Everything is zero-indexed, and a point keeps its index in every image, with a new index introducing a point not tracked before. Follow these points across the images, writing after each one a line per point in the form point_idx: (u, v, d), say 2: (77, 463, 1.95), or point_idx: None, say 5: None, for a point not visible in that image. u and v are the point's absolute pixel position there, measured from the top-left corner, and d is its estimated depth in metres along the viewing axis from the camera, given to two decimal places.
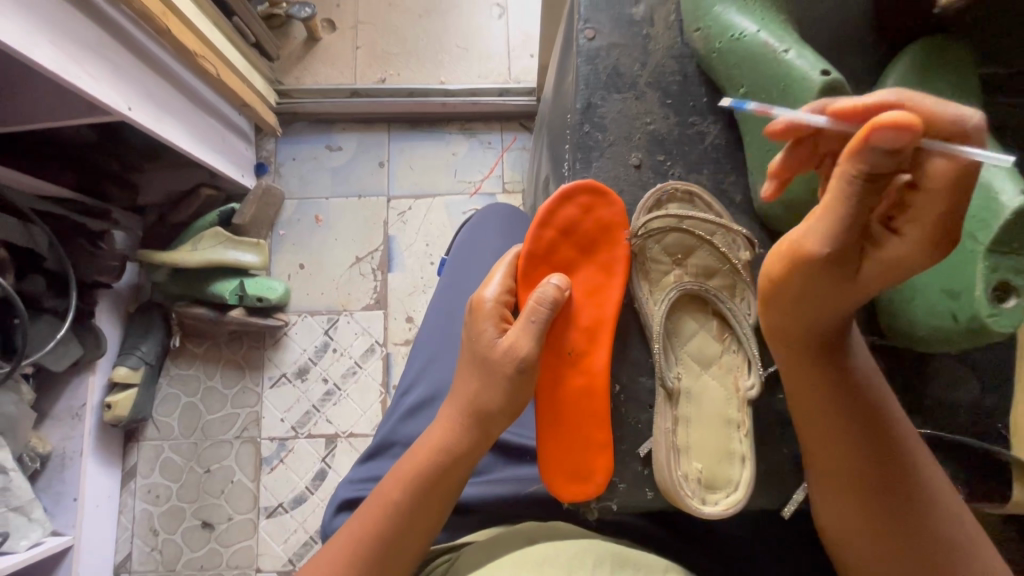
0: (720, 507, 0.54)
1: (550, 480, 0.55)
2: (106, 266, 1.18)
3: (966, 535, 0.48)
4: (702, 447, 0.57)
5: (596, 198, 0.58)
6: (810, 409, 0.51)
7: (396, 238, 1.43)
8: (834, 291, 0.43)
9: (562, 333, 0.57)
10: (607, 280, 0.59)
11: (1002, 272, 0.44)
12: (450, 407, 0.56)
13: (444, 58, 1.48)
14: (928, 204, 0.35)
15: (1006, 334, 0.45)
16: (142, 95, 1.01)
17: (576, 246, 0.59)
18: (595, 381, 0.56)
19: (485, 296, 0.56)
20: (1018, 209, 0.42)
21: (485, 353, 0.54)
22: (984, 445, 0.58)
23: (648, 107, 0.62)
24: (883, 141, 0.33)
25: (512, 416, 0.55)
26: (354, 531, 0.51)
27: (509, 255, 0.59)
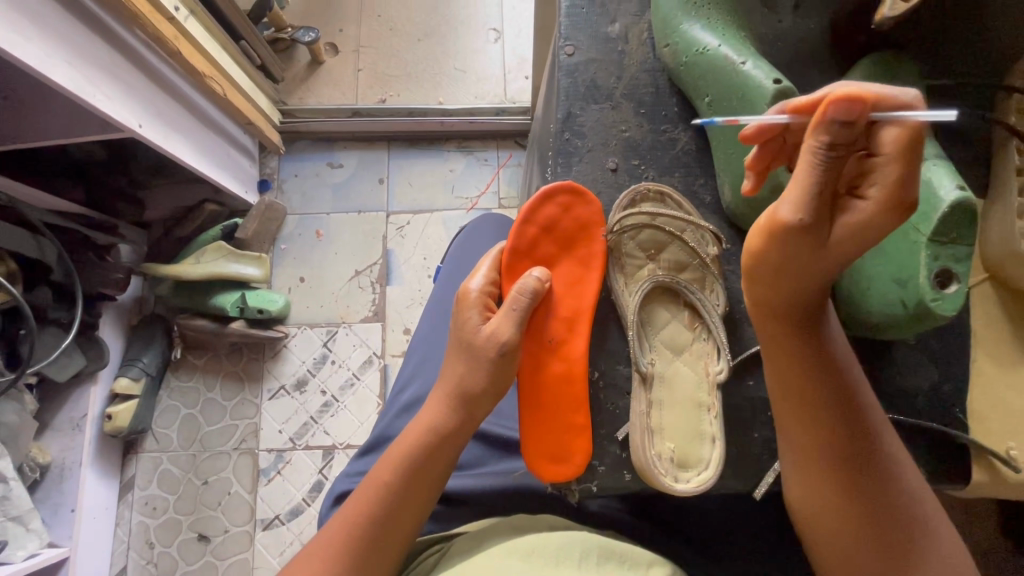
0: (692, 484, 0.56)
1: (531, 461, 0.57)
2: (112, 278, 1.22)
3: (924, 509, 0.50)
4: (674, 427, 0.60)
5: (575, 197, 0.62)
6: (789, 386, 0.52)
7: (395, 252, 1.46)
8: (811, 260, 0.45)
9: (543, 322, 0.60)
10: (586, 273, 0.62)
11: (943, 260, 0.48)
12: (437, 394, 0.58)
13: (442, 79, 1.54)
14: (886, 168, 0.40)
15: (948, 318, 0.49)
16: (151, 113, 1.06)
17: (557, 241, 0.62)
18: (574, 368, 0.59)
19: (471, 288, 0.60)
20: (953, 203, 0.47)
21: (470, 339, 0.57)
22: (950, 431, 0.60)
23: (623, 117, 0.66)
24: (840, 113, 0.38)
25: (494, 401, 0.58)
26: (347, 516, 0.52)
27: (495, 251, 0.63)
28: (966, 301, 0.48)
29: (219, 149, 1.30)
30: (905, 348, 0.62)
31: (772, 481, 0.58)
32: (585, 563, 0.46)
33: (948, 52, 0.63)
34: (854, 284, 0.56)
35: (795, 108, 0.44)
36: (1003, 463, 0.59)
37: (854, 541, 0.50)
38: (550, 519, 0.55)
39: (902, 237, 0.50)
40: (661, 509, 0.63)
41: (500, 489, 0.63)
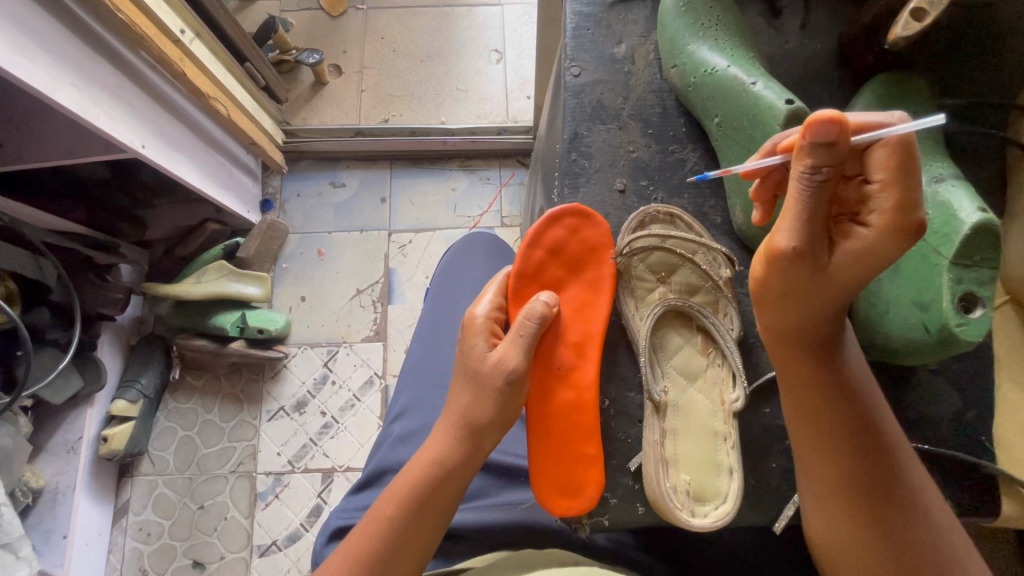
0: (710, 519, 0.54)
1: (541, 494, 0.55)
2: (111, 298, 1.21)
3: (952, 545, 0.48)
4: (689, 459, 0.57)
5: (581, 219, 0.61)
6: (803, 414, 0.51)
7: (396, 270, 1.45)
8: (815, 287, 0.45)
9: (551, 348, 0.58)
10: (595, 296, 0.61)
11: (967, 284, 0.47)
12: (444, 422, 0.56)
13: (444, 99, 1.55)
14: (884, 192, 0.40)
15: (975, 343, 0.47)
16: (155, 133, 1.06)
17: (564, 264, 0.61)
18: (584, 396, 0.57)
19: (476, 313, 0.58)
20: (976, 224, 0.46)
21: (476, 366, 0.55)
22: (981, 462, 0.57)
23: (630, 137, 0.65)
24: (820, 136, 0.38)
25: (503, 430, 0.56)
26: (349, 549, 0.51)
27: (500, 275, 0.62)
28: (993, 326, 0.46)
29: (222, 169, 1.30)
30: (926, 373, 0.60)
31: (792, 514, 0.56)
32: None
33: (958, 71, 0.63)
34: (873, 309, 0.55)
35: (785, 149, 0.45)
36: None
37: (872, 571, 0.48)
38: (560, 555, 0.53)
39: (922, 260, 0.49)
40: (674, 542, 0.60)
41: (506, 521, 0.60)
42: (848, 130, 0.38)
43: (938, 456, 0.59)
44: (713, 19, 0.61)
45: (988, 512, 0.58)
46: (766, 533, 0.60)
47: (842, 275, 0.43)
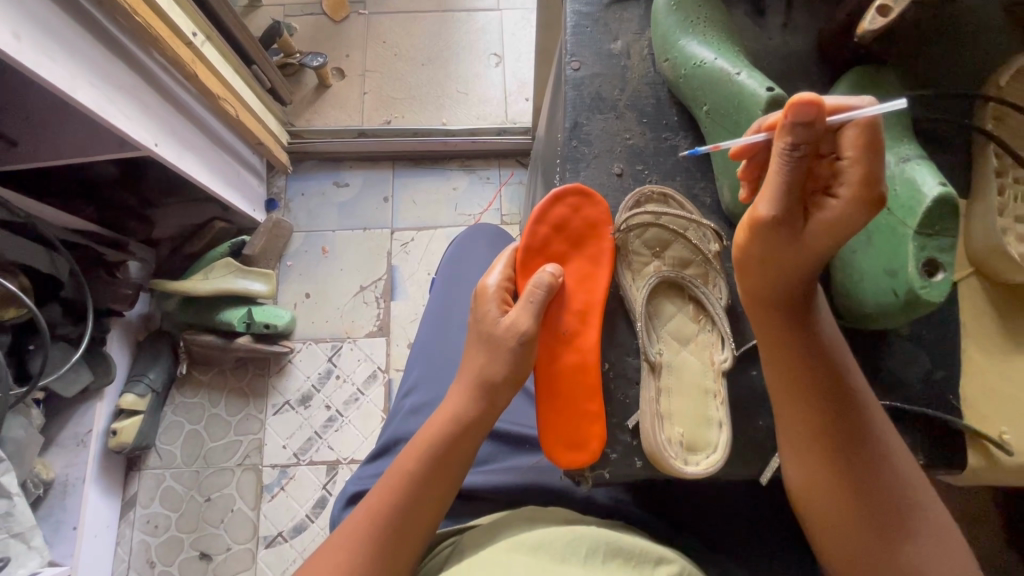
0: (702, 467, 0.58)
1: (549, 450, 0.58)
2: (121, 293, 1.25)
3: (916, 490, 0.52)
4: (682, 413, 0.61)
5: (583, 198, 0.65)
6: (783, 372, 0.55)
7: (399, 268, 1.49)
8: (792, 252, 0.49)
9: (556, 315, 0.62)
10: (597, 269, 0.65)
11: (930, 251, 0.51)
12: (460, 382, 0.61)
13: (445, 102, 1.59)
14: (852, 167, 0.43)
15: (937, 304, 0.51)
16: (167, 132, 1.09)
17: (568, 240, 0.65)
18: (587, 359, 0.61)
19: (488, 283, 0.63)
20: (937, 197, 0.50)
21: (490, 330, 0.60)
22: (948, 418, 0.61)
23: (627, 125, 0.69)
24: (800, 116, 0.42)
25: (513, 390, 0.60)
26: (371, 505, 0.53)
27: (510, 250, 0.67)
28: (954, 289, 0.51)
29: (229, 168, 1.34)
30: (901, 339, 0.64)
31: (778, 467, 0.59)
32: (593, 557, 0.48)
33: (929, 64, 0.67)
34: (850, 280, 0.59)
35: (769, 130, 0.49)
36: (993, 444, 0.61)
37: (844, 522, 0.52)
38: (563, 512, 0.56)
39: (890, 231, 0.53)
40: (669, 503, 0.64)
41: (510, 484, 0.64)
42: (824, 112, 0.42)
43: (908, 414, 0.63)
44: (702, 15, 0.66)
45: (955, 466, 0.62)
46: (756, 494, 0.64)
47: (816, 244, 0.47)
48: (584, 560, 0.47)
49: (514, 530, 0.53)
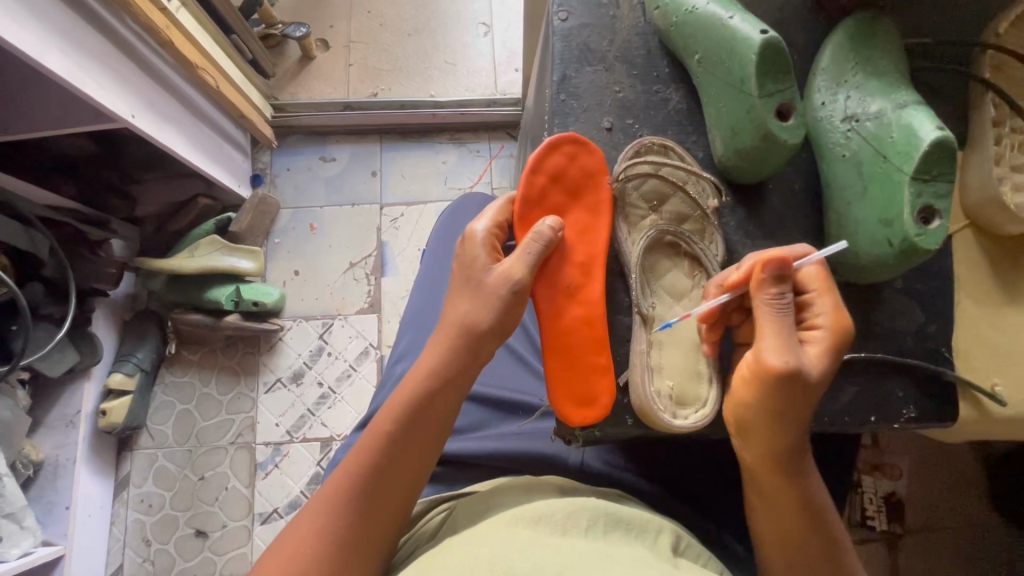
0: (692, 420, 0.58)
1: (559, 405, 0.56)
2: (105, 273, 1.22)
3: None
4: (673, 366, 0.61)
5: (579, 146, 0.61)
6: (781, 517, 0.53)
7: (389, 244, 1.47)
8: (798, 406, 0.49)
9: (557, 268, 0.58)
10: (597, 219, 0.61)
11: (926, 198, 0.51)
12: (441, 334, 0.56)
13: (432, 73, 1.55)
14: (823, 301, 0.52)
15: (932, 251, 0.52)
16: (144, 103, 1.05)
17: (565, 190, 0.61)
18: (590, 311, 0.58)
19: (476, 229, 0.58)
20: (936, 139, 0.50)
21: (481, 282, 0.56)
22: (939, 369, 0.61)
23: (617, 78, 0.67)
24: (772, 267, 0.51)
25: (500, 342, 0.57)
26: (348, 465, 0.52)
27: (502, 200, 0.62)
28: (948, 236, 0.51)
29: (211, 141, 1.30)
30: (896, 292, 0.63)
31: None
32: (593, 530, 0.47)
33: (925, 13, 0.66)
34: (844, 231, 0.59)
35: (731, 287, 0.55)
36: (986, 397, 0.61)
37: None
38: (554, 481, 0.56)
39: (885, 179, 0.53)
40: (662, 466, 0.63)
41: (501, 448, 0.63)
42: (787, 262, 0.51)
43: (900, 366, 0.62)
44: None
45: (949, 419, 0.62)
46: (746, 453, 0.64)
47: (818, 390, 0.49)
48: (585, 533, 0.46)
49: (510, 501, 0.52)
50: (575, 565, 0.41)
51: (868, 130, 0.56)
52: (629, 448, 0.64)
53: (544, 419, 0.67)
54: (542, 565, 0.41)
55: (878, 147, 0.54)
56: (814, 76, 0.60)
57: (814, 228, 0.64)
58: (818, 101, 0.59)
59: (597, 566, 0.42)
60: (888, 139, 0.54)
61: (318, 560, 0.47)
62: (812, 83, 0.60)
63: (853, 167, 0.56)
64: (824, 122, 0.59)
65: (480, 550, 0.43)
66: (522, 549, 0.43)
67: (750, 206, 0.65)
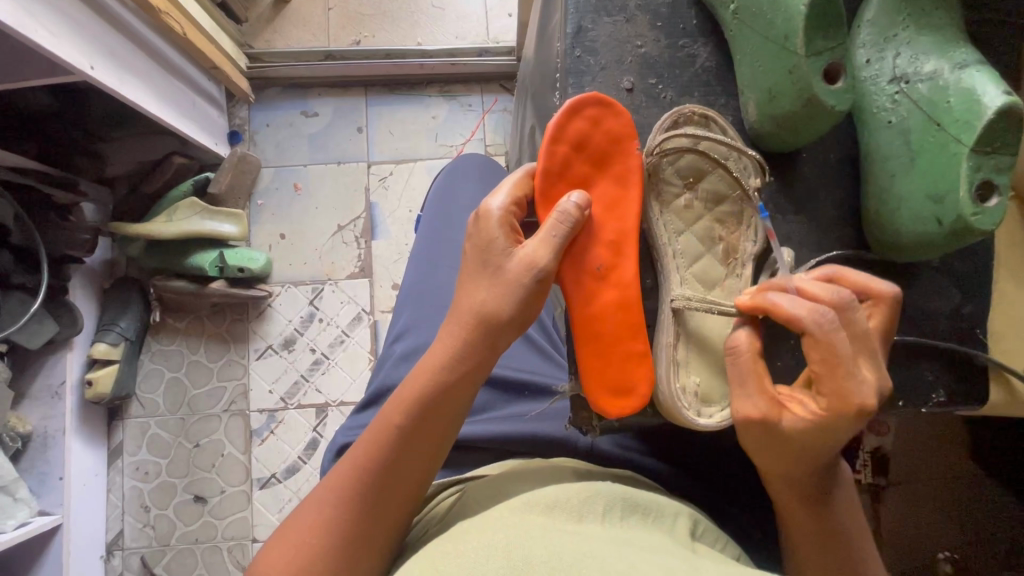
0: (714, 419, 0.54)
1: (592, 396, 0.52)
2: (77, 239, 1.16)
3: None
4: (701, 362, 0.56)
5: (603, 109, 0.54)
6: (812, 519, 0.51)
7: (378, 205, 1.40)
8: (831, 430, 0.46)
9: (585, 248, 0.53)
10: (625, 190, 0.55)
11: (985, 171, 0.48)
12: (454, 322, 0.52)
13: (419, 18, 1.44)
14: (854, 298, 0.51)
15: (985, 233, 0.49)
16: (103, 51, 0.95)
17: (589, 159, 0.55)
18: (625, 294, 0.53)
19: (491, 206, 0.52)
20: (1000, 108, 0.46)
21: (500, 265, 0.51)
22: (967, 350, 0.59)
23: (638, 30, 0.61)
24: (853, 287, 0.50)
25: (518, 330, 0.52)
26: (356, 459, 0.49)
27: (520, 172, 0.55)
28: (1005, 217, 0.48)
29: (183, 96, 1.19)
30: (929, 269, 0.61)
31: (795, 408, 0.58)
32: (609, 516, 0.45)
33: None
34: (885, 207, 0.55)
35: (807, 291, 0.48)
36: (1017, 379, 0.59)
37: None
38: (570, 465, 0.54)
39: (939, 150, 0.49)
40: (679, 448, 0.62)
41: (513, 432, 0.61)
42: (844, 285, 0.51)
43: (927, 348, 0.60)
44: None
45: (976, 400, 0.61)
46: None
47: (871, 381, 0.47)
48: (601, 518, 0.45)
49: (524, 488, 0.50)
50: (592, 558, 0.38)
51: (920, 92, 0.51)
52: (645, 430, 0.62)
53: (555, 402, 0.64)
54: (559, 550, 0.39)
55: (932, 113, 0.50)
56: (859, 29, 0.55)
57: (845, 201, 0.60)
58: (862, 58, 0.54)
59: (616, 551, 0.40)
60: (943, 105, 0.49)
61: (326, 552, 0.46)
62: (856, 37, 0.55)
63: (898, 135, 0.52)
64: (869, 82, 0.54)
65: (493, 536, 0.41)
66: (538, 536, 0.41)
67: (777, 175, 0.60)
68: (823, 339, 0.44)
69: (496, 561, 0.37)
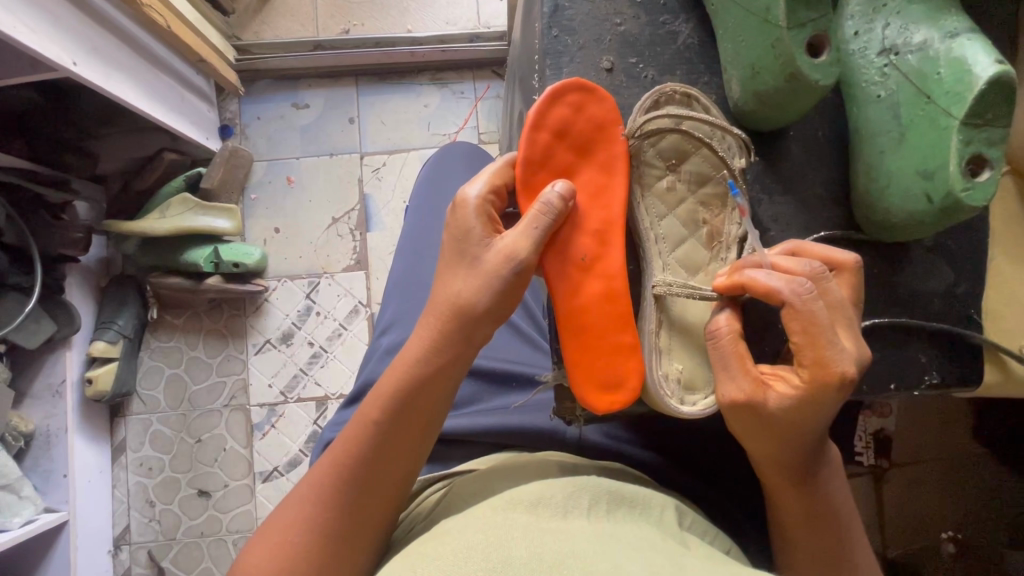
0: (698, 407, 0.53)
1: (578, 389, 0.51)
2: (72, 238, 1.15)
3: None
4: (684, 350, 0.55)
5: (585, 95, 0.53)
6: (802, 500, 0.50)
7: (372, 196, 1.39)
8: (818, 408, 0.45)
9: (568, 238, 0.51)
10: (611, 178, 0.53)
11: (976, 145, 0.46)
12: (433, 315, 0.51)
13: (409, 5, 1.41)
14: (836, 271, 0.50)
15: (977, 209, 0.47)
16: (86, 46, 0.93)
17: (572, 147, 0.53)
18: (611, 284, 0.52)
19: (468, 195, 0.50)
20: (991, 79, 0.44)
21: (479, 257, 0.50)
22: (961, 330, 0.58)
23: (617, 8, 0.59)
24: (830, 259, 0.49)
25: (496, 321, 0.51)
26: (337, 455, 0.49)
27: (501, 160, 0.54)
28: (997, 190, 0.47)
29: (170, 90, 1.18)
30: (922, 250, 0.59)
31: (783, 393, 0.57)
32: (595, 509, 0.45)
33: None
34: (874, 184, 0.53)
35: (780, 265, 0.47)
36: (1012, 360, 0.58)
37: None
38: (555, 459, 0.54)
39: (929, 124, 0.48)
40: (667, 436, 0.61)
41: (501, 424, 0.60)
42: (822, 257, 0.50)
43: (919, 330, 0.59)
44: None
45: (971, 382, 0.60)
46: None
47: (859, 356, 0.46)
48: (587, 512, 0.44)
49: (509, 484, 0.49)
50: (574, 556, 0.37)
51: (909, 64, 0.49)
52: (633, 419, 0.61)
53: (541, 393, 0.64)
54: (542, 550, 0.38)
55: (921, 85, 0.48)
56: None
57: (834, 182, 0.59)
58: (850, 30, 0.52)
59: (600, 546, 0.39)
60: (933, 76, 0.47)
61: (306, 548, 0.46)
62: (844, 8, 0.53)
63: (888, 109, 0.51)
64: (857, 55, 0.52)
65: (475, 536, 0.41)
66: (522, 534, 0.40)
67: (764, 156, 0.59)
68: (804, 308, 0.44)
69: (477, 562, 0.37)
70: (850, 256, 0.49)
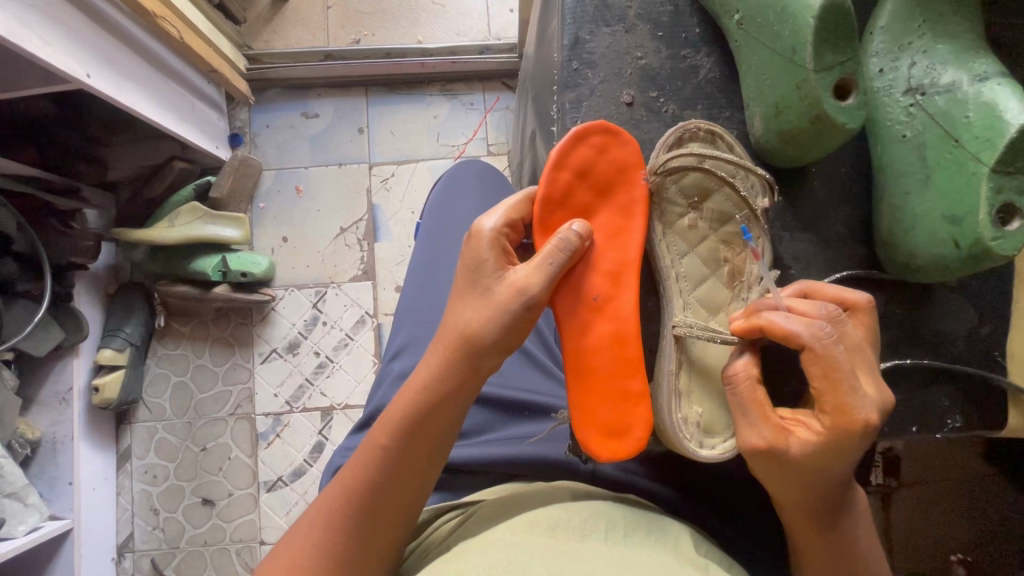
0: (717, 451, 0.53)
1: (587, 433, 0.50)
2: (82, 246, 1.14)
3: None
4: (704, 392, 0.54)
5: (609, 137, 0.53)
6: (826, 542, 0.49)
7: (381, 207, 1.39)
8: (841, 454, 0.44)
9: (583, 278, 0.51)
10: (629, 221, 0.53)
11: (1007, 193, 0.46)
12: (445, 347, 0.50)
13: (420, 15, 1.41)
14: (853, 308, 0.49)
15: (1005, 258, 0.47)
16: (100, 59, 0.93)
17: (592, 187, 0.53)
18: (624, 327, 0.51)
19: (485, 226, 0.50)
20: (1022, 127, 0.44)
21: (492, 290, 0.49)
22: (986, 374, 0.57)
23: (638, 41, 0.59)
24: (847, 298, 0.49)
25: (503, 354, 0.51)
26: (344, 484, 0.49)
27: (519, 194, 0.53)
28: None
29: (182, 101, 1.18)
30: (944, 288, 0.58)
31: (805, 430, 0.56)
32: (612, 534, 0.45)
33: None
34: (898, 225, 0.53)
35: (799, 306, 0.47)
36: None
37: None
38: (569, 487, 0.54)
39: (957, 169, 0.47)
40: (682, 471, 0.61)
41: (515, 455, 0.60)
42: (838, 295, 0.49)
43: (943, 371, 0.59)
44: None
45: (996, 425, 0.59)
46: None
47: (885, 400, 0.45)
48: (605, 535, 0.44)
49: (525, 510, 0.49)
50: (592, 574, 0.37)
51: (936, 105, 0.49)
52: (647, 453, 0.60)
53: (556, 424, 0.64)
54: (562, 568, 0.38)
55: (949, 128, 0.48)
56: (872, 36, 0.53)
57: (855, 218, 0.58)
58: (875, 67, 0.52)
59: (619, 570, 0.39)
60: (963, 118, 0.47)
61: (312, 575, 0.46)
62: (869, 45, 0.53)
63: (914, 150, 0.50)
64: (882, 93, 0.52)
65: (495, 554, 0.41)
66: (542, 553, 0.40)
67: (783, 191, 0.59)
68: (825, 353, 0.43)
69: None
70: (866, 297, 0.48)
